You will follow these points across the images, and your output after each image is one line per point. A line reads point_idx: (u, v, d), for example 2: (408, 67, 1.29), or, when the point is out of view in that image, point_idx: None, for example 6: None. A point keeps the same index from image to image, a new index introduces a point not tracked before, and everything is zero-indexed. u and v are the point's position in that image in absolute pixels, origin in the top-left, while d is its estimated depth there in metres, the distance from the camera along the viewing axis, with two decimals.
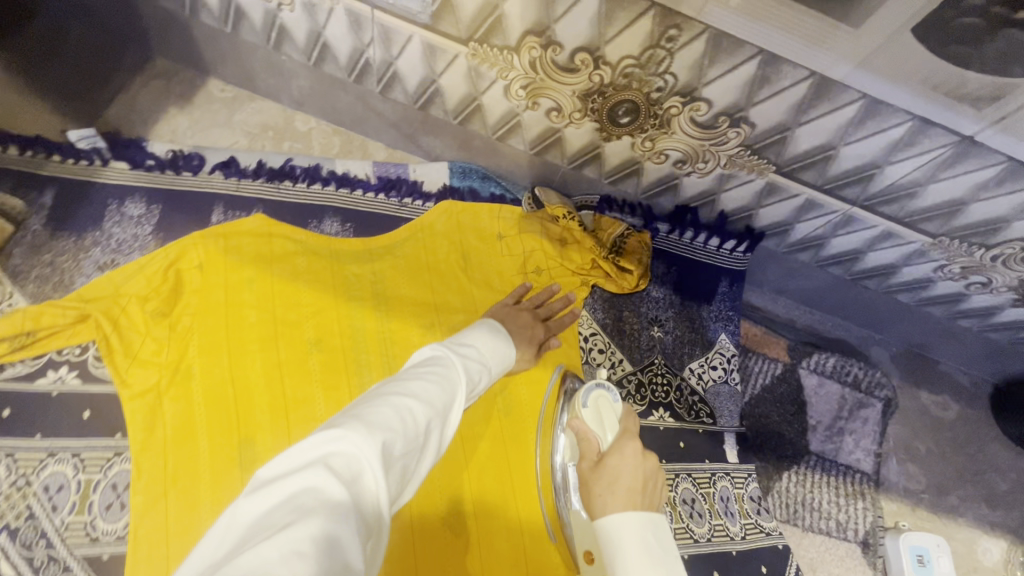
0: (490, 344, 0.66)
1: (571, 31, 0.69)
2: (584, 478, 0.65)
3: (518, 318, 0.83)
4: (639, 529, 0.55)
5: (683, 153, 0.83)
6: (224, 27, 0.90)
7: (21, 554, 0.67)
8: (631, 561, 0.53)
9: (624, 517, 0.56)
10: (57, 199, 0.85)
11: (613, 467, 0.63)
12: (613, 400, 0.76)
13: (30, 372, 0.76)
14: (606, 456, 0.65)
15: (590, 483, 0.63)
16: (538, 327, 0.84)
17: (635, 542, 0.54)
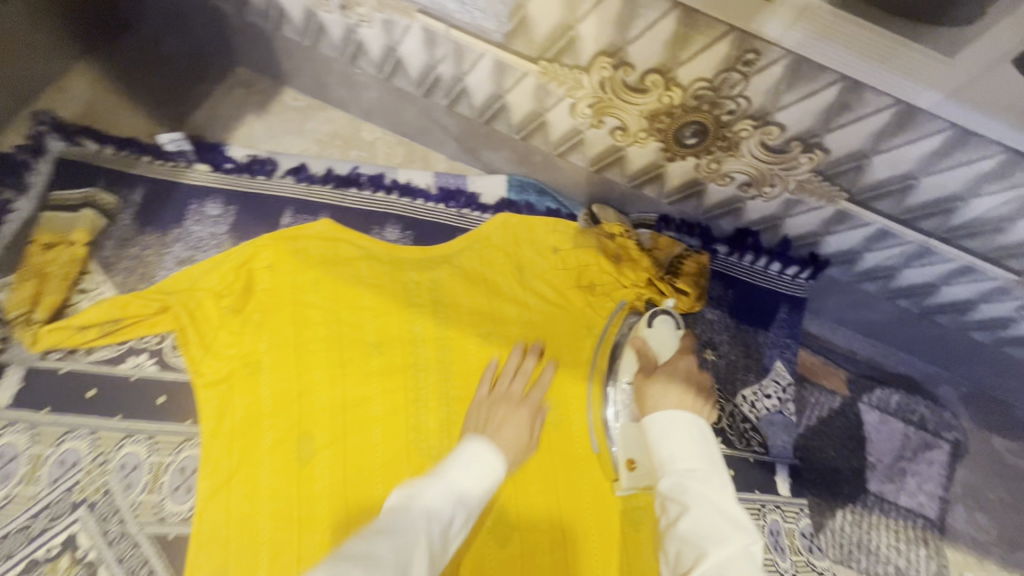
0: (472, 472, 0.57)
1: (644, 52, 0.69)
2: (639, 380, 0.74)
3: (504, 411, 0.73)
4: (684, 423, 0.61)
5: (750, 177, 0.81)
6: (304, 40, 0.94)
7: (99, 526, 0.72)
8: (673, 446, 0.60)
9: (671, 410, 0.63)
10: (146, 197, 0.91)
11: (667, 373, 0.72)
12: (674, 327, 0.87)
13: (115, 357, 0.81)
14: (660, 364, 0.75)
15: (644, 382, 0.72)
16: (524, 409, 0.74)
17: (680, 432, 0.60)
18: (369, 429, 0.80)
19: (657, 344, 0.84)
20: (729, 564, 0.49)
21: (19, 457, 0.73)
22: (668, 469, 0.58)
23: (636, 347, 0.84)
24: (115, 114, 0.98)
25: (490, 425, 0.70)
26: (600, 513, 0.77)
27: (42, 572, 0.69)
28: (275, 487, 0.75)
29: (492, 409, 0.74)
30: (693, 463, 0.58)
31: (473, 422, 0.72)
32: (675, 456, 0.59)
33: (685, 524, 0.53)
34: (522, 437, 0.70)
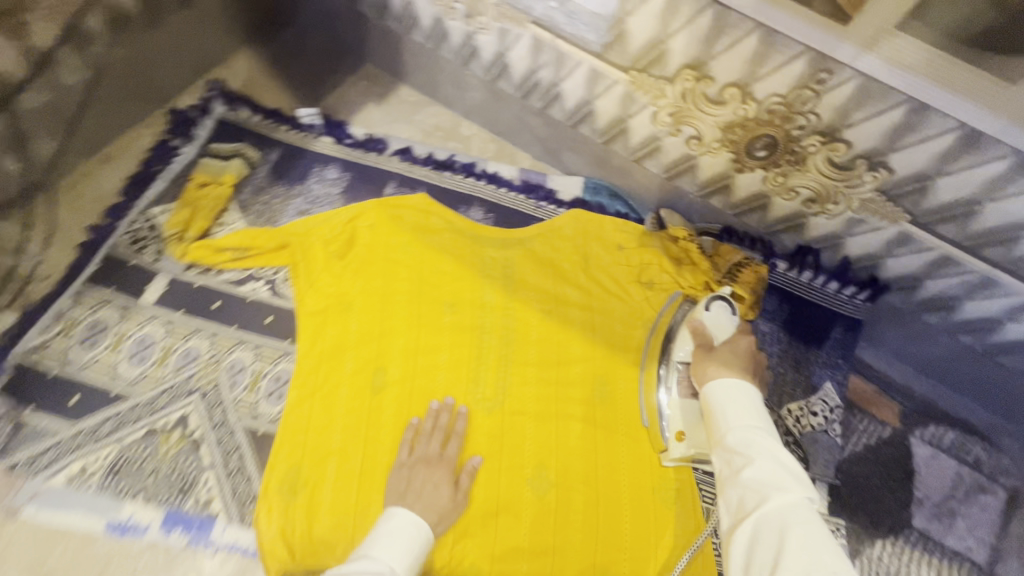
0: (391, 545, 0.71)
1: (725, 67, 0.78)
2: (698, 357, 0.85)
3: (416, 474, 0.80)
4: (745, 396, 0.74)
5: (815, 192, 0.87)
6: (427, 43, 1.10)
7: (206, 411, 0.85)
8: (736, 413, 0.73)
9: (732, 384, 0.76)
10: (280, 157, 1.08)
11: (727, 354, 0.83)
12: (730, 314, 0.92)
13: (238, 279, 0.96)
14: (718, 346, 0.86)
15: (705, 362, 0.83)
16: (444, 469, 0.82)
17: (741, 403, 0.73)
18: (434, 374, 0.91)
19: (713, 327, 0.90)
20: (787, 502, 0.60)
21: (155, 344, 0.88)
22: (731, 429, 0.71)
23: (693, 328, 0.91)
24: (266, 91, 1.18)
25: (411, 491, 0.78)
26: (638, 480, 0.88)
27: (158, 440, 0.82)
28: (349, 408, 0.87)
29: (409, 477, 0.80)
30: (754, 425, 0.71)
31: (396, 483, 0.80)
32: (738, 420, 0.72)
33: (748, 472, 0.65)
34: (445, 498, 0.79)
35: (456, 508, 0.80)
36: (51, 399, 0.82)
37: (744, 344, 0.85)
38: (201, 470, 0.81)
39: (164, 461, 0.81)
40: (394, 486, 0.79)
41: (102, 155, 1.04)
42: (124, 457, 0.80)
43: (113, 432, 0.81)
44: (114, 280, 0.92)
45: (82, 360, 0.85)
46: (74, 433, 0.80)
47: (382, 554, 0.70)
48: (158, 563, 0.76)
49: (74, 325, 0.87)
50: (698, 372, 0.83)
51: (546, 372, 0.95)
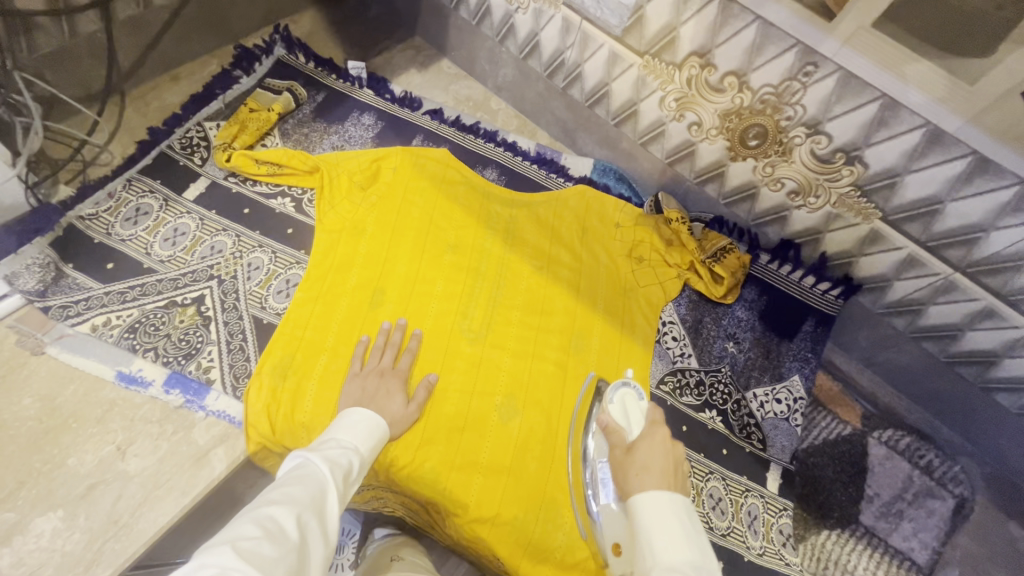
0: (355, 431, 0.73)
1: (726, 56, 0.88)
2: (619, 461, 0.77)
3: (375, 384, 0.85)
4: (678, 517, 0.65)
5: (798, 184, 0.95)
6: (472, 20, 1.22)
7: (220, 295, 0.94)
8: (665, 541, 0.63)
9: (660, 498, 0.66)
10: (324, 99, 1.20)
11: (646, 455, 0.74)
12: (638, 399, 0.87)
13: (268, 193, 1.06)
14: (636, 442, 0.78)
15: (626, 474, 0.74)
16: (397, 381, 0.88)
17: (671, 526, 0.63)
18: (427, 301, 1.00)
19: (622, 422, 0.84)
20: None
21: (187, 234, 0.99)
22: (657, 564, 0.61)
23: (603, 428, 0.84)
24: (323, 46, 1.32)
25: (369, 400, 0.83)
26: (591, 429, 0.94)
27: (175, 311, 0.91)
28: (346, 315, 0.95)
29: (367, 385, 0.85)
30: (686, 559, 0.61)
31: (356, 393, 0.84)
32: (667, 553, 0.62)
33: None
34: (399, 410, 0.84)
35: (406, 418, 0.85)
36: (90, 261, 0.92)
37: (662, 437, 0.77)
38: (206, 343, 0.90)
39: (176, 329, 0.90)
40: (356, 394, 0.84)
41: (172, 73, 1.17)
42: (141, 320, 0.89)
43: (137, 298, 0.91)
44: (162, 175, 1.03)
45: (123, 234, 0.96)
46: (104, 292, 0.90)
47: (346, 437, 0.72)
48: (156, 414, 0.85)
49: (121, 205, 0.98)
50: (622, 483, 0.75)
51: (521, 321, 1.02)
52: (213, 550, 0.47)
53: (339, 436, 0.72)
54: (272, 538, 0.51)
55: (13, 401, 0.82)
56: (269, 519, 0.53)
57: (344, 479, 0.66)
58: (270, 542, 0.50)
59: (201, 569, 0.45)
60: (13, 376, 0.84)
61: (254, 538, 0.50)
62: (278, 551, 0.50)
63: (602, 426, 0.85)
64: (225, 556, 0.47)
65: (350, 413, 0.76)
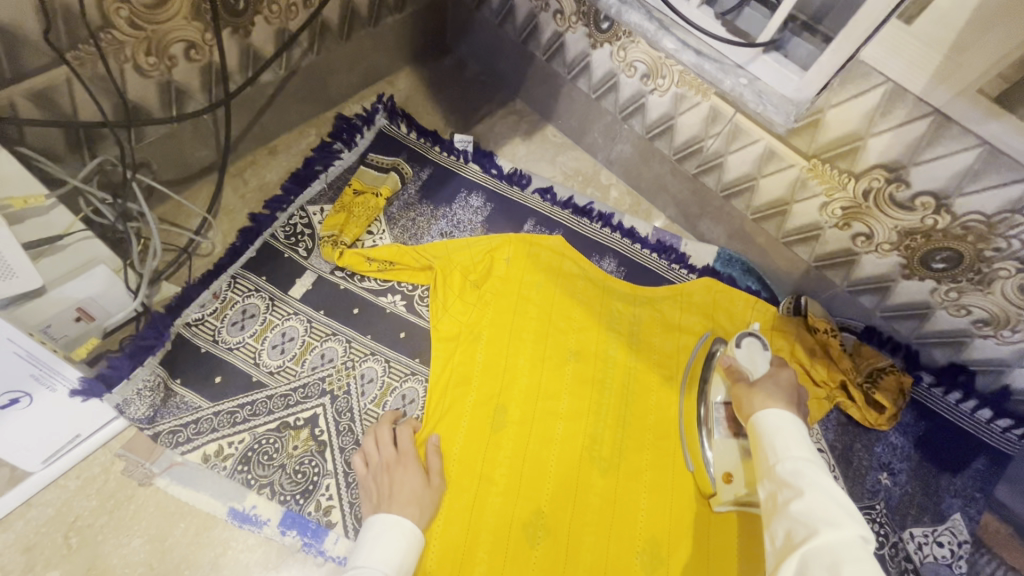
0: (376, 552, 0.67)
1: (927, 175, 0.76)
2: (740, 393, 0.82)
3: (391, 474, 0.77)
4: (798, 431, 0.70)
5: (990, 315, 0.83)
6: (591, 93, 1.12)
7: (334, 415, 0.86)
8: (786, 443, 0.68)
9: (782, 415, 0.73)
10: (430, 177, 1.11)
11: (770, 390, 0.79)
12: (763, 349, 0.88)
13: (378, 290, 0.98)
14: (759, 380, 0.82)
15: (749, 395, 0.80)
16: (408, 462, 0.79)
17: (791, 435, 0.69)
18: (553, 421, 0.91)
19: (747, 364, 0.87)
20: (842, 535, 0.54)
21: (296, 340, 0.91)
22: (781, 458, 0.66)
23: (728, 368, 0.89)
24: (422, 111, 1.23)
25: (386, 495, 0.75)
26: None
27: (288, 435, 0.83)
28: (468, 440, 0.87)
29: (380, 476, 0.77)
30: (805, 456, 0.65)
31: (378, 491, 0.76)
32: (790, 450, 0.67)
33: (796, 506, 0.59)
34: (420, 487, 0.76)
35: (433, 491, 0.77)
36: (197, 376, 0.85)
37: (786, 378, 0.82)
38: (323, 475, 0.81)
39: (291, 458, 0.82)
40: (370, 498, 0.76)
41: (270, 146, 1.09)
42: (254, 447, 0.81)
43: (247, 419, 0.83)
44: (267, 270, 0.95)
45: (230, 342, 0.88)
46: (213, 412, 0.83)
47: (374, 560, 0.66)
48: (272, 558, 0.77)
49: (226, 306, 0.91)
50: (743, 408, 0.80)
51: (656, 438, 0.92)
52: None
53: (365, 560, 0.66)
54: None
55: (120, 542, 0.75)
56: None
57: None
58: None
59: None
60: (120, 511, 0.77)
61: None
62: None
63: (727, 366, 0.89)
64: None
65: (375, 521, 0.70)
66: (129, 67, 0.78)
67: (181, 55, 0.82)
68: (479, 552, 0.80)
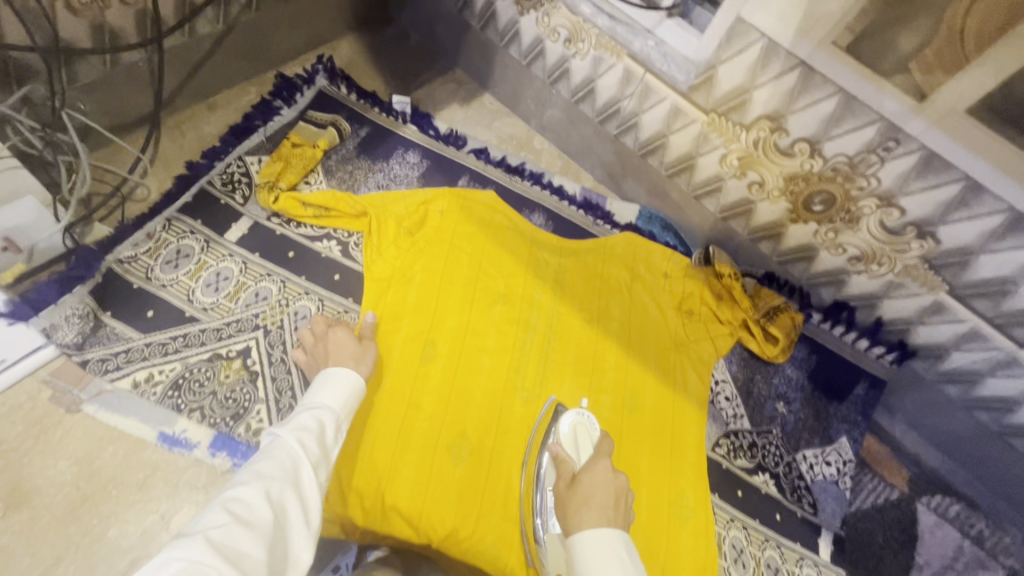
0: (323, 391, 0.72)
1: (802, 123, 0.87)
2: (560, 495, 0.73)
3: (325, 341, 0.84)
4: (617, 556, 0.62)
5: (861, 252, 0.94)
6: (522, 60, 1.19)
7: (267, 348, 0.90)
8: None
9: (601, 537, 0.64)
10: (368, 135, 1.16)
11: (589, 487, 0.71)
12: (591, 435, 0.87)
13: (314, 236, 1.02)
14: (579, 472, 0.75)
15: (567, 500, 0.71)
16: (338, 333, 0.86)
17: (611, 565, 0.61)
18: (478, 355, 0.98)
19: (571, 451, 0.85)
20: None
21: (230, 279, 0.94)
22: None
23: (553, 458, 0.80)
24: (364, 76, 1.28)
25: (326, 357, 0.81)
26: (678, 436, 0.97)
27: (221, 365, 0.86)
28: (399, 371, 0.93)
29: (316, 344, 0.84)
30: None
31: (316, 357, 0.84)
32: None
33: None
34: (356, 348, 0.84)
35: (368, 357, 0.84)
36: (129, 310, 0.87)
37: (606, 465, 0.75)
38: (254, 401, 0.85)
39: (223, 385, 0.85)
40: (314, 359, 0.82)
41: (208, 102, 1.12)
42: (185, 375, 0.84)
43: (179, 350, 0.86)
44: (202, 215, 0.98)
45: (163, 279, 0.90)
46: (145, 343, 0.85)
47: (320, 399, 0.71)
48: (201, 479, 0.80)
49: (160, 246, 0.93)
50: (562, 510, 0.70)
51: (574, 370, 1.00)
52: (185, 539, 0.46)
53: (313, 399, 0.71)
54: (244, 521, 0.50)
55: (47, 465, 0.77)
56: (239, 503, 0.51)
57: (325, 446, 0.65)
58: (243, 525, 0.49)
59: (171, 561, 0.43)
60: (46, 437, 0.78)
61: (225, 523, 0.49)
62: (251, 533, 0.49)
63: (552, 456, 0.80)
64: (198, 551, 0.45)
65: (327, 374, 0.76)
66: (59, 4, 0.80)
67: None
68: (406, 467, 0.85)
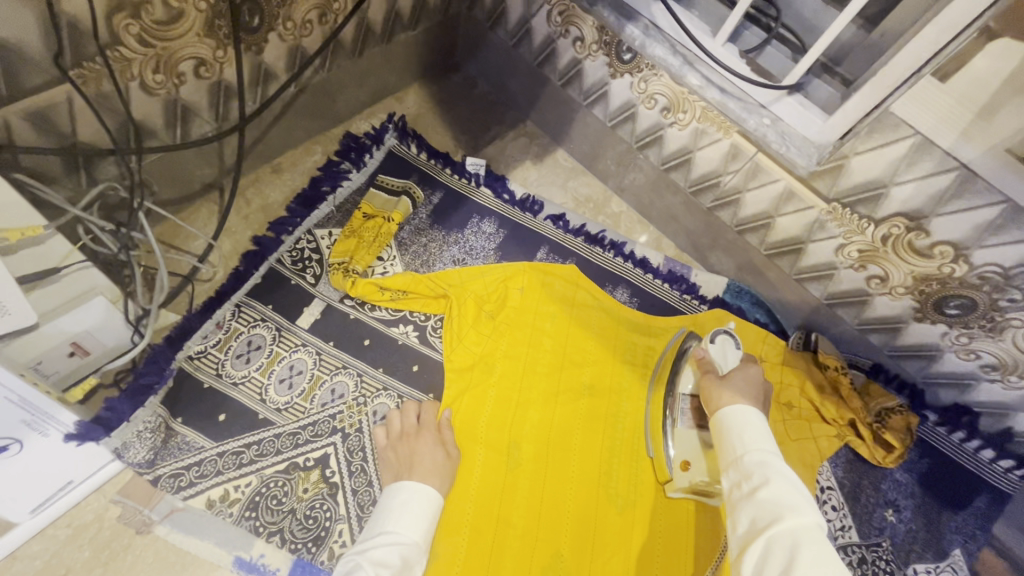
0: (404, 517, 0.68)
1: (948, 226, 0.78)
2: (709, 385, 0.83)
3: (410, 443, 0.79)
4: (760, 423, 0.73)
5: (998, 360, 0.86)
6: (606, 121, 1.11)
7: (346, 455, 0.82)
8: (753, 435, 0.71)
9: (747, 412, 0.74)
10: (441, 201, 1.08)
11: (737, 383, 0.81)
12: (735, 347, 0.94)
13: (390, 320, 0.94)
14: (729, 374, 0.84)
15: (718, 387, 0.81)
16: (424, 437, 0.81)
17: (757, 428, 0.72)
18: (568, 457, 0.89)
19: (718, 358, 0.92)
20: (802, 524, 0.58)
21: (305, 373, 0.87)
22: (748, 450, 0.69)
23: (698, 359, 0.91)
24: (432, 131, 1.20)
25: (406, 465, 0.76)
26: None
27: (298, 477, 0.79)
28: (486, 480, 0.85)
29: (400, 445, 0.79)
30: (769, 449, 0.69)
31: (397, 461, 0.78)
32: (755, 442, 0.70)
33: (764, 492, 0.62)
34: (440, 459, 0.78)
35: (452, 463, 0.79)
36: (200, 414, 0.80)
37: (756, 372, 0.84)
38: (336, 519, 0.78)
39: (302, 502, 0.78)
40: (394, 464, 0.77)
41: (273, 164, 1.04)
42: (262, 491, 0.77)
43: (254, 460, 0.79)
44: (273, 298, 0.91)
45: (235, 376, 0.84)
46: (218, 453, 0.78)
47: (401, 527, 0.67)
48: None
49: (231, 337, 0.86)
50: (709, 400, 0.81)
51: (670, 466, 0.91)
52: None
53: (395, 526, 0.67)
54: None
55: None
56: None
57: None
58: None
59: None
60: (116, 564, 0.72)
61: None
62: None
63: (697, 357, 0.92)
64: None
65: (400, 490, 0.71)
66: (135, 85, 0.73)
67: (189, 72, 0.77)
68: None
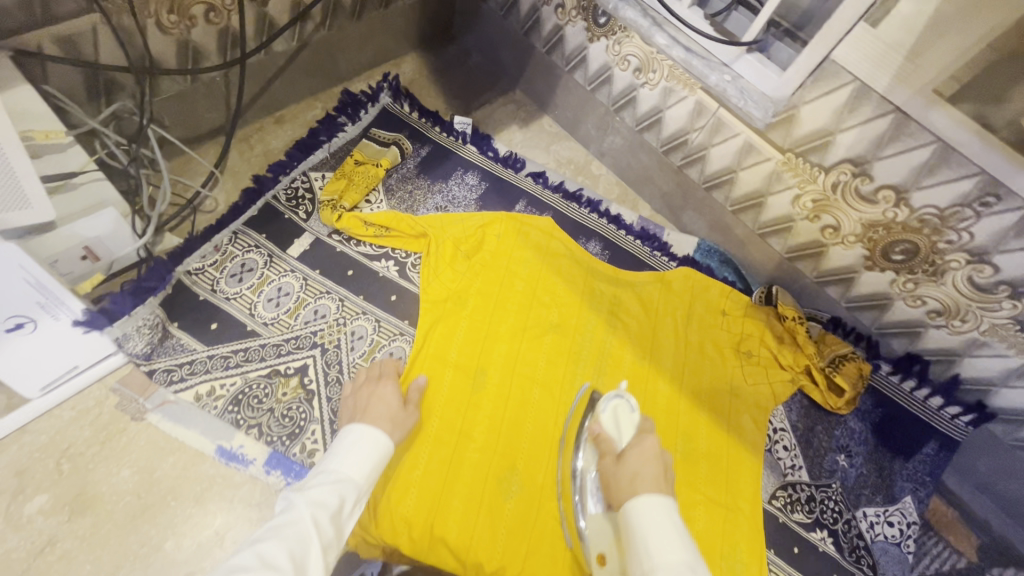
0: (347, 457, 0.68)
1: (889, 170, 0.83)
2: (608, 472, 0.76)
3: (372, 389, 0.82)
4: (669, 520, 0.64)
5: (942, 305, 0.90)
6: (586, 85, 1.18)
7: (323, 367, 0.90)
8: (659, 544, 0.62)
9: (654, 504, 0.66)
10: (429, 154, 1.16)
11: (637, 463, 0.73)
12: (630, 410, 0.85)
13: (373, 254, 1.03)
14: (625, 450, 0.77)
15: (617, 474, 0.73)
16: (388, 385, 0.84)
17: (666, 531, 0.63)
18: (530, 388, 0.95)
19: (612, 430, 0.83)
20: None
21: (291, 295, 0.95)
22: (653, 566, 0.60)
23: (593, 437, 0.83)
24: (426, 94, 1.28)
25: (361, 408, 0.78)
26: (732, 483, 0.93)
27: (278, 382, 0.87)
28: (450, 401, 0.92)
29: (362, 390, 0.82)
30: (680, 559, 0.60)
31: (355, 403, 0.81)
32: (664, 552, 0.61)
33: None
34: (395, 407, 0.79)
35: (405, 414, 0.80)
36: (195, 321, 0.89)
37: (651, 443, 0.77)
38: (310, 421, 0.85)
39: (280, 403, 0.86)
40: (350, 407, 0.80)
41: (275, 116, 1.14)
42: (245, 390, 0.85)
43: (240, 364, 0.87)
44: (267, 228, 1.00)
45: (228, 292, 0.92)
46: (208, 355, 0.87)
47: (343, 467, 0.67)
48: (254, 496, 0.80)
49: (226, 259, 0.95)
50: (612, 491, 0.73)
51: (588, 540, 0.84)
52: None
53: (337, 465, 0.68)
54: None
55: (110, 471, 0.78)
56: None
57: (339, 521, 0.63)
58: None
59: None
60: (112, 443, 0.80)
61: None
62: None
63: (592, 434, 0.83)
64: None
65: (348, 434, 0.71)
66: (151, 23, 0.83)
67: (201, 16, 0.87)
68: (455, 500, 0.84)
